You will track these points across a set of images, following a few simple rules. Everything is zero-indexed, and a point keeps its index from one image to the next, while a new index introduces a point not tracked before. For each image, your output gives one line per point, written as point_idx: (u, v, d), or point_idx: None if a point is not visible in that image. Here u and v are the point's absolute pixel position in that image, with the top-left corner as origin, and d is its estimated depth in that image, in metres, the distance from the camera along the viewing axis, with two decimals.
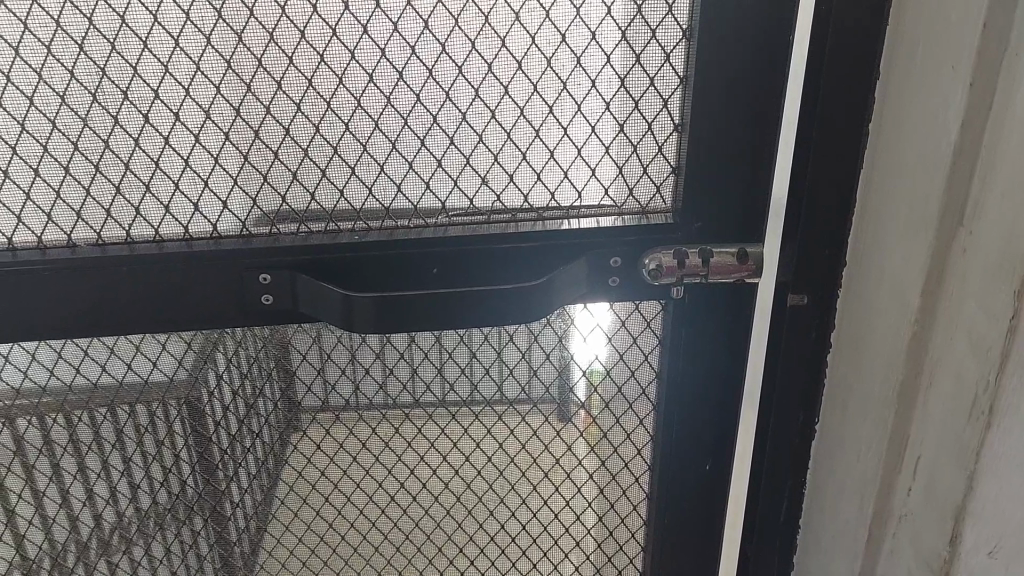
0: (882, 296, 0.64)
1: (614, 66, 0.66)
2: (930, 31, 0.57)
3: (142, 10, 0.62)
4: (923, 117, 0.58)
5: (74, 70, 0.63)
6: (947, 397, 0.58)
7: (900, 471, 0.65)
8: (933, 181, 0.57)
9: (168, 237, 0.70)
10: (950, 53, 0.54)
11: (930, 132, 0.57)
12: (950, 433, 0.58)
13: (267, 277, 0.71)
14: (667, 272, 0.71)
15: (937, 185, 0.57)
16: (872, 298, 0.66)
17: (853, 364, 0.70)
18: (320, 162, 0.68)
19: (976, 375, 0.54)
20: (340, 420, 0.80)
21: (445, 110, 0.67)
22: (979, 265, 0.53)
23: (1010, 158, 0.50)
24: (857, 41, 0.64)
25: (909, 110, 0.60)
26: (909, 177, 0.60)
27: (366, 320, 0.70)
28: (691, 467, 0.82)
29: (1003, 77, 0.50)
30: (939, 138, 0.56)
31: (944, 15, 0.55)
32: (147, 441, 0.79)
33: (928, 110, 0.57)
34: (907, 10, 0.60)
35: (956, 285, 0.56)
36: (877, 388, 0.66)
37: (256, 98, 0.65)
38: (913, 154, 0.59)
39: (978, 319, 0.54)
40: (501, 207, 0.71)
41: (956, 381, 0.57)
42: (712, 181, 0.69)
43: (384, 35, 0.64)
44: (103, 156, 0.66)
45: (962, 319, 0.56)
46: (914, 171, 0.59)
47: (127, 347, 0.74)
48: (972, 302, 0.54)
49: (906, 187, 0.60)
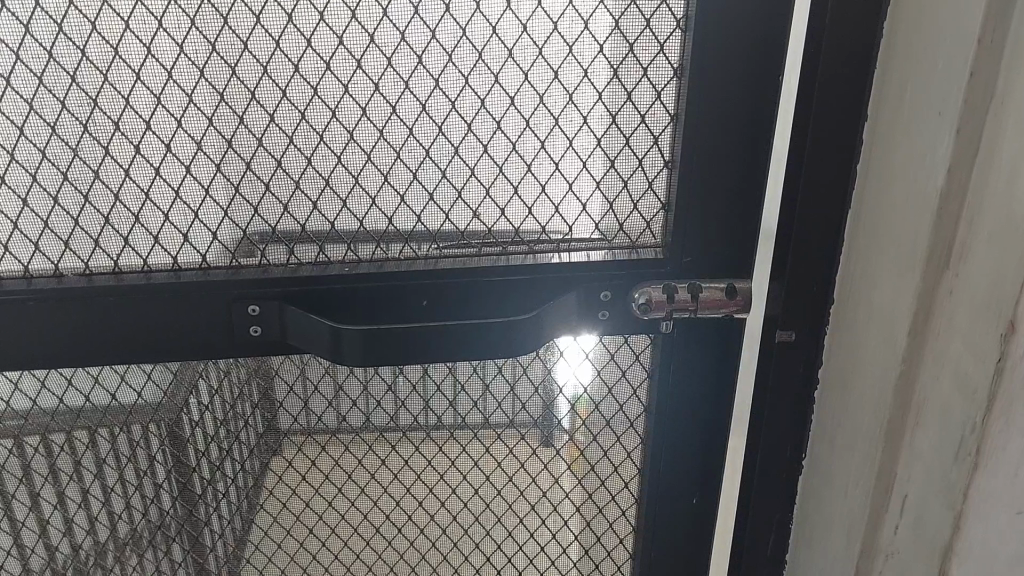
0: (870, 335, 0.65)
1: (605, 102, 0.67)
2: (918, 76, 0.57)
3: (136, 42, 0.62)
4: (911, 160, 0.58)
5: (65, 100, 0.63)
6: (935, 435, 0.58)
7: (887, 509, 0.65)
8: (920, 221, 0.57)
9: (156, 267, 0.70)
10: (937, 97, 0.55)
11: (918, 171, 0.57)
12: (938, 471, 0.58)
13: (255, 309, 0.70)
14: (655, 307, 0.72)
15: (924, 227, 0.57)
16: (861, 334, 0.66)
17: (840, 401, 0.70)
18: (311, 193, 0.68)
19: (963, 416, 0.55)
20: (325, 450, 0.79)
21: (437, 144, 0.67)
22: (967, 307, 0.54)
23: (997, 202, 0.51)
24: (847, 81, 0.64)
25: (897, 152, 0.60)
26: (897, 219, 0.60)
27: (355, 352, 0.69)
28: (678, 501, 0.82)
29: (990, 123, 0.51)
30: (927, 179, 0.56)
31: (932, 60, 0.56)
32: (130, 472, 0.78)
33: (917, 150, 0.57)
34: (895, 54, 0.60)
35: (944, 325, 0.56)
36: (865, 426, 0.66)
37: (248, 129, 0.65)
38: (900, 196, 0.60)
39: (965, 360, 0.54)
40: (492, 240, 0.71)
41: (943, 420, 0.57)
42: (702, 218, 0.70)
43: (377, 69, 0.64)
44: (92, 187, 0.66)
45: (950, 359, 0.56)
46: (901, 210, 0.60)
47: (112, 376, 0.74)
48: (960, 342, 0.55)
49: (895, 226, 0.61)
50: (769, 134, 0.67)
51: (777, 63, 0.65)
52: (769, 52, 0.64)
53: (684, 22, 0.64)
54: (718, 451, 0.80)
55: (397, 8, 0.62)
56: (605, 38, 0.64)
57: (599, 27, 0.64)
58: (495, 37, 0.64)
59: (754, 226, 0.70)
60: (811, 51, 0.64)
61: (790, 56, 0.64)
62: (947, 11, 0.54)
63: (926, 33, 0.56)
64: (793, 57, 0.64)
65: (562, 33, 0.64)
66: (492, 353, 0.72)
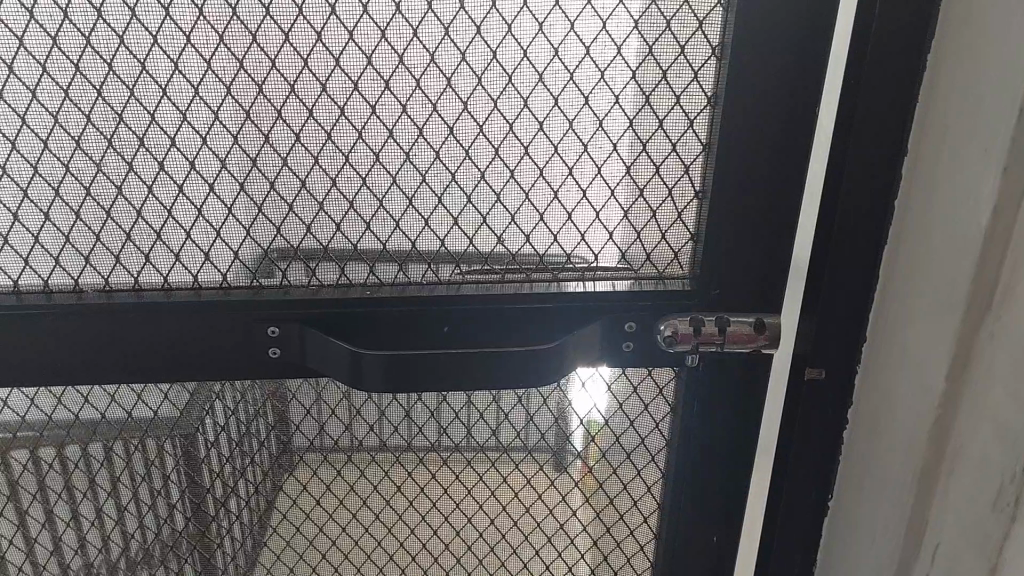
0: (903, 377, 0.63)
1: (636, 129, 0.65)
2: (962, 113, 0.56)
3: (163, 58, 0.61)
4: (954, 199, 0.57)
5: (90, 115, 0.62)
6: (971, 484, 0.56)
7: (917, 559, 0.63)
8: (957, 263, 0.56)
9: (177, 286, 0.69)
10: (980, 132, 0.54)
11: (957, 212, 0.56)
12: (973, 523, 0.56)
13: (276, 330, 0.69)
14: (679, 336, 0.70)
15: (965, 269, 0.55)
16: (891, 376, 0.65)
17: (869, 445, 0.68)
18: (335, 215, 0.67)
19: (1003, 466, 0.53)
20: (340, 475, 0.78)
21: (463, 168, 0.66)
22: (1010, 351, 0.52)
23: None
24: (886, 113, 0.63)
25: (938, 191, 0.59)
26: (937, 259, 0.59)
27: (374, 376, 0.68)
28: (699, 538, 0.80)
29: None
30: (967, 217, 0.55)
31: (978, 97, 0.54)
32: (144, 492, 0.77)
33: (959, 191, 0.56)
34: (940, 90, 0.59)
35: (985, 370, 0.54)
36: (895, 472, 0.64)
37: (272, 148, 0.64)
38: (942, 235, 0.58)
39: (1007, 407, 0.52)
40: (516, 266, 0.70)
41: (981, 469, 0.55)
42: (732, 250, 0.69)
43: (406, 90, 0.63)
44: (114, 203, 0.65)
45: (990, 406, 0.54)
46: (938, 250, 0.58)
47: (128, 394, 0.73)
48: (1001, 388, 0.53)
49: (930, 268, 0.59)
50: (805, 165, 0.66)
51: (814, 94, 0.63)
52: (806, 82, 0.63)
53: (720, 49, 0.63)
54: (742, 489, 0.78)
55: (429, 28, 0.61)
56: (637, 64, 0.63)
57: (632, 53, 0.63)
58: (525, 61, 0.63)
59: (784, 260, 0.69)
60: (851, 83, 0.63)
61: (827, 90, 0.63)
62: (997, 49, 0.52)
63: (968, 73, 0.55)
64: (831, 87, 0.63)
65: (594, 58, 0.63)
66: (515, 381, 0.70)
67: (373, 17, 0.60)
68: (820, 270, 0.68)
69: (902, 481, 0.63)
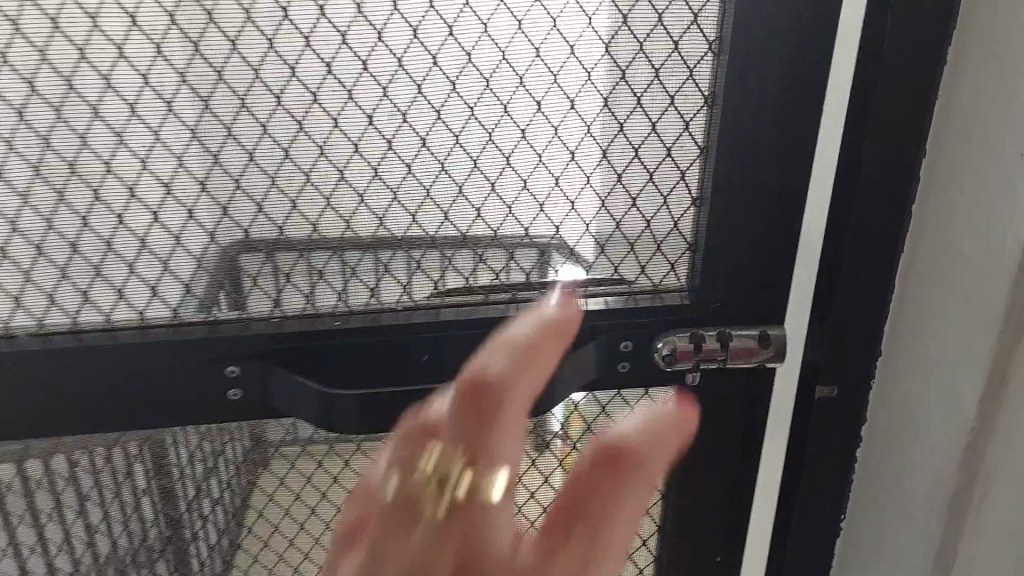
0: (930, 391, 0.58)
1: (627, 134, 0.60)
2: (993, 106, 0.51)
3: (93, 73, 0.53)
4: (986, 200, 0.51)
5: (11, 140, 0.54)
6: (1007, 513, 0.51)
7: None
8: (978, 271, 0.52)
9: (121, 325, 0.61)
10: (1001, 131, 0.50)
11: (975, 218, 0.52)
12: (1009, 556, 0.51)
13: (235, 370, 0.63)
14: (678, 354, 0.65)
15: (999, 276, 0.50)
16: (902, 394, 0.61)
17: (892, 461, 0.63)
18: (298, 241, 0.60)
19: None
20: (315, 513, 0.73)
21: (439, 183, 0.60)
22: None
23: None
24: (902, 113, 0.58)
25: (966, 191, 0.54)
26: (967, 264, 0.54)
27: (347, 419, 0.62)
28: (703, 559, 0.76)
29: None
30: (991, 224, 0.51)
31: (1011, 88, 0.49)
32: (105, 539, 0.73)
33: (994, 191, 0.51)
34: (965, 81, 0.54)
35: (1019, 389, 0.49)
36: (921, 494, 0.59)
37: (224, 169, 0.57)
38: (972, 239, 0.53)
39: None
40: (498, 286, 0.64)
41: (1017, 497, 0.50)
42: (734, 259, 0.63)
43: (372, 99, 0.56)
44: (46, 237, 0.58)
45: None
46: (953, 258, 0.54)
47: (74, 444, 0.66)
48: None
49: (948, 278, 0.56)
50: (812, 167, 0.60)
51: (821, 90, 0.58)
52: (812, 77, 0.57)
53: (717, 45, 0.57)
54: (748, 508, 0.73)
55: (395, 31, 0.54)
56: (627, 63, 0.57)
57: (622, 52, 0.57)
58: (504, 63, 0.56)
59: (790, 270, 0.64)
60: (863, 79, 0.57)
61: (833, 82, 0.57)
62: None
63: (995, 65, 0.50)
64: (839, 82, 0.57)
65: (580, 59, 0.57)
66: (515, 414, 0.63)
67: (332, 20, 0.54)
68: (829, 281, 0.63)
69: (925, 503, 0.59)
